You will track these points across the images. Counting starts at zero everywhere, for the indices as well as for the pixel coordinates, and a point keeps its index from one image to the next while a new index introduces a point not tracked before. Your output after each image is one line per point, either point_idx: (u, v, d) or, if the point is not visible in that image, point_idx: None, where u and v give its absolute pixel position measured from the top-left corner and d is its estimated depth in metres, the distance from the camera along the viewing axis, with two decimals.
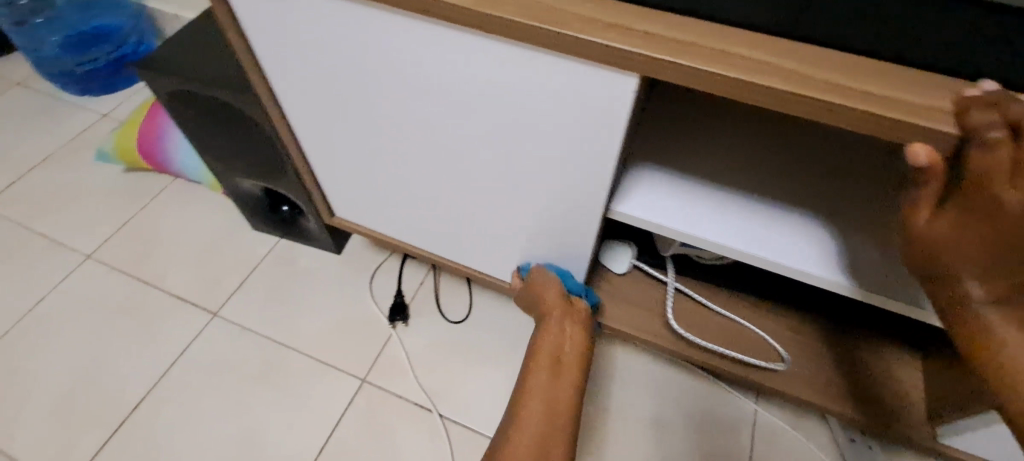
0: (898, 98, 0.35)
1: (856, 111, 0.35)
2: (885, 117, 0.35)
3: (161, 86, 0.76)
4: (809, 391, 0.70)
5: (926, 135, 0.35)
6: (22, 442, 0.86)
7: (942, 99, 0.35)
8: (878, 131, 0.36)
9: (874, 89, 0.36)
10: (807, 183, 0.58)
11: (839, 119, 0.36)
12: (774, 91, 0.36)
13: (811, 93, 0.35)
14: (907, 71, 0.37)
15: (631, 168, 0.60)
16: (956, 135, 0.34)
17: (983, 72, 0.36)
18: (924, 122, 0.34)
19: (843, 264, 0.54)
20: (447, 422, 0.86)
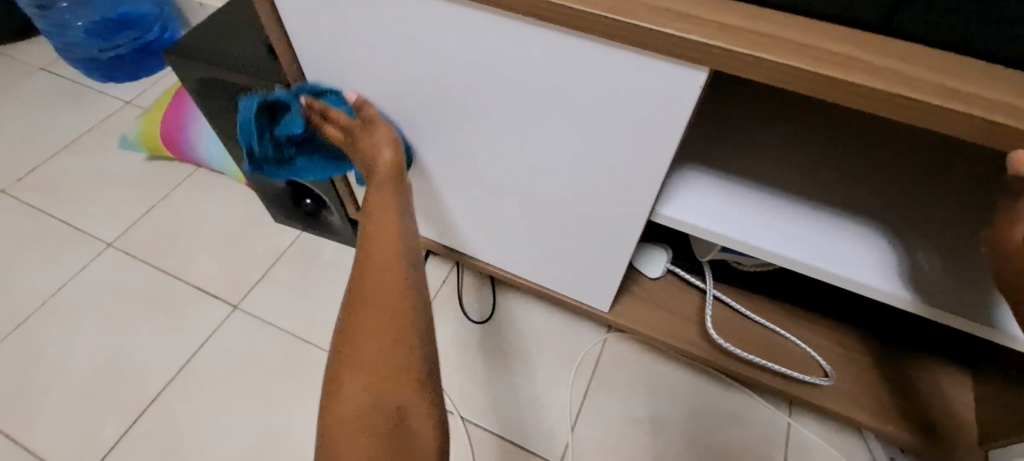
0: (1006, 101, 0.32)
1: (955, 113, 0.33)
2: (990, 121, 0.32)
3: (189, 73, 0.74)
4: (853, 407, 0.66)
5: None
6: (43, 430, 0.85)
7: None
8: (979, 136, 0.33)
9: (975, 89, 0.33)
10: (867, 188, 0.55)
11: (936, 121, 0.33)
12: (865, 89, 0.34)
13: (906, 92, 0.33)
14: (1011, 71, 0.34)
15: (677, 169, 0.57)
16: None
17: None
18: None
19: (908, 278, 0.50)
20: (468, 425, 0.84)
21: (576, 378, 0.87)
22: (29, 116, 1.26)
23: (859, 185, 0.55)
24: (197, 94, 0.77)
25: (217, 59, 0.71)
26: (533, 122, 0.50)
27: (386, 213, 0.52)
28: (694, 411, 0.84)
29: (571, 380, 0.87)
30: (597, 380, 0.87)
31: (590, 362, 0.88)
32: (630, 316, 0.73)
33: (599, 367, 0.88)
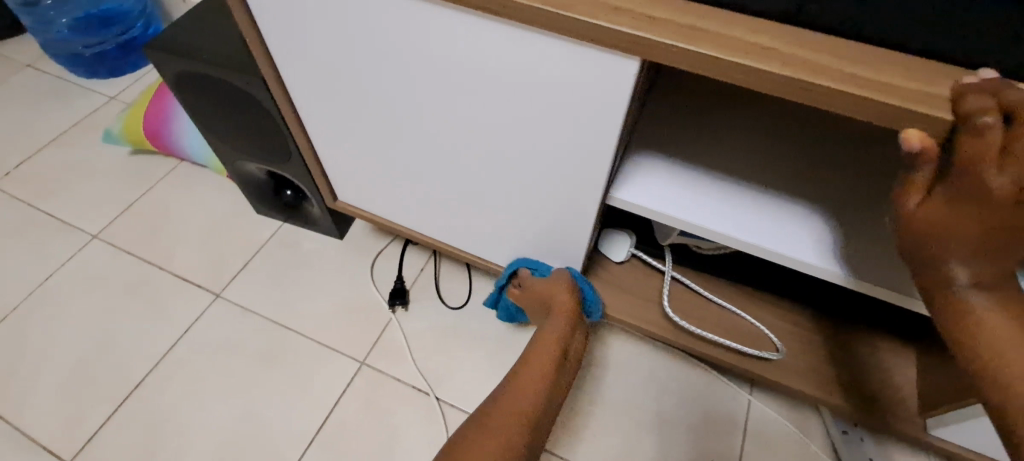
0: (899, 85, 0.35)
1: (855, 97, 0.36)
2: (885, 103, 0.35)
3: (169, 67, 0.77)
4: (802, 381, 0.70)
5: (926, 121, 0.34)
6: (29, 415, 0.87)
7: (942, 86, 0.35)
8: (878, 118, 0.36)
9: (871, 75, 0.36)
10: (807, 172, 0.59)
11: (841, 105, 0.36)
12: (770, 75, 0.37)
13: (810, 77, 0.36)
14: (908, 58, 0.37)
15: (631, 155, 0.61)
16: (950, 120, 0.34)
17: (982, 62, 0.36)
18: (922, 108, 0.34)
19: (840, 254, 0.54)
20: (444, 406, 0.87)
21: None
22: (13, 112, 1.27)
23: (799, 169, 0.59)
24: (177, 87, 0.80)
25: (196, 53, 0.74)
26: (490, 111, 0.54)
27: (547, 352, 0.66)
28: (661, 391, 0.87)
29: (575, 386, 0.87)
30: None
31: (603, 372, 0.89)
32: None
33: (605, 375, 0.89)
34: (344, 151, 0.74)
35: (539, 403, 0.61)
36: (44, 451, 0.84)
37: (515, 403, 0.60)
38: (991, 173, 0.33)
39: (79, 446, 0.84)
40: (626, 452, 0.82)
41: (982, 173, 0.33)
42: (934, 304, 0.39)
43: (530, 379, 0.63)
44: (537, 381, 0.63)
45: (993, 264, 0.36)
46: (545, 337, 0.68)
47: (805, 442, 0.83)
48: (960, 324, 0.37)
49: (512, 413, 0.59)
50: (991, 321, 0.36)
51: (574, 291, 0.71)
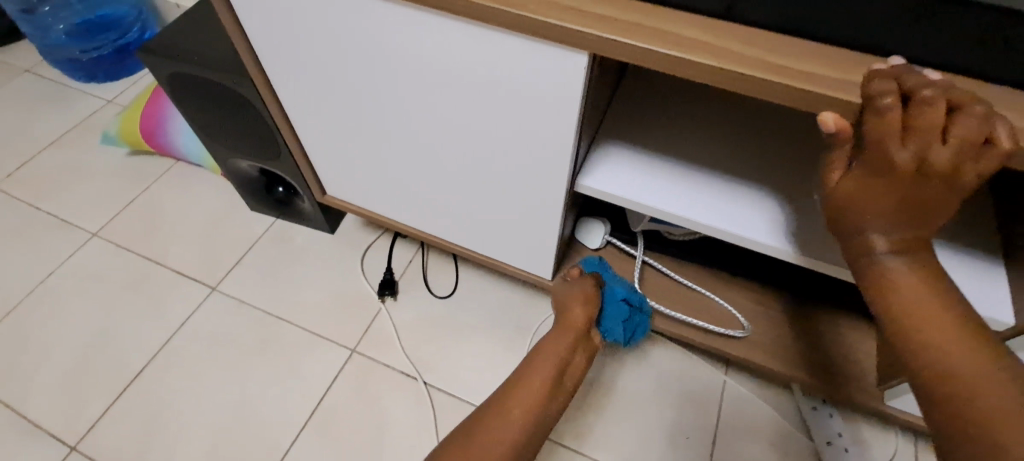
0: (816, 73, 0.39)
1: (776, 84, 0.39)
2: (802, 89, 0.39)
3: (162, 69, 0.80)
4: (767, 357, 0.74)
5: (838, 105, 0.39)
6: (34, 405, 0.91)
7: (855, 73, 0.39)
8: (798, 103, 0.40)
9: (791, 64, 0.40)
10: (760, 160, 0.63)
11: (766, 92, 0.40)
12: (701, 65, 0.41)
13: (737, 67, 0.40)
14: (827, 48, 0.41)
15: (597, 145, 0.65)
16: (858, 103, 0.38)
17: (892, 50, 0.40)
18: (834, 94, 0.38)
19: (789, 233, 0.58)
20: (432, 390, 0.91)
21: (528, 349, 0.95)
22: (13, 116, 1.31)
23: (752, 156, 0.64)
24: (170, 89, 0.84)
25: (187, 55, 0.77)
26: (460, 105, 0.58)
27: (547, 363, 0.61)
28: (640, 373, 0.91)
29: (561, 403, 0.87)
30: None
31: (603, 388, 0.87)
32: None
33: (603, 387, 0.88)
34: (329, 147, 0.78)
35: (529, 421, 0.56)
36: (49, 437, 0.88)
37: (502, 421, 0.55)
38: (895, 147, 0.37)
39: (83, 432, 0.88)
40: (616, 435, 0.86)
41: (889, 147, 0.37)
42: (858, 271, 0.42)
43: (523, 393, 0.58)
44: (531, 397, 0.58)
45: (907, 232, 0.40)
46: (547, 348, 0.63)
47: (776, 417, 0.87)
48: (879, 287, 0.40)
49: (498, 431, 0.54)
50: (905, 283, 0.39)
51: (591, 302, 0.68)
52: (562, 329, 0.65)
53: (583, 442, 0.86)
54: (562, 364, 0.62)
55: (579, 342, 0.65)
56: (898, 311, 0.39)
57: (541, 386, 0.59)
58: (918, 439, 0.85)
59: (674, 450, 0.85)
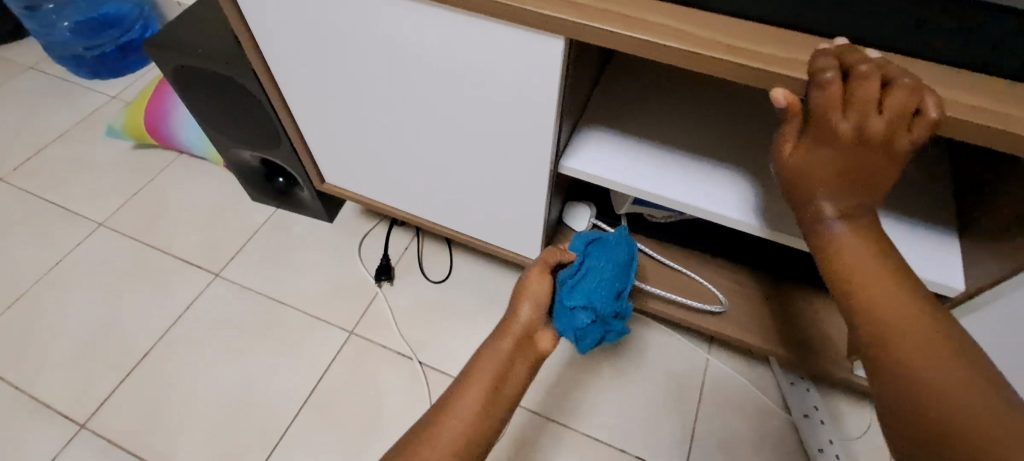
0: (768, 53, 0.44)
1: (733, 64, 0.43)
2: (755, 68, 0.43)
3: (167, 61, 0.84)
4: (745, 332, 0.78)
5: (788, 82, 0.43)
6: (44, 385, 0.94)
7: (802, 53, 0.44)
8: (753, 81, 0.44)
9: (745, 46, 0.44)
10: (730, 144, 0.68)
11: (724, 71, 0.44)
12: (666, 47, 0.45)
13: (697, 48, 0.44)
14: (777, 32, 0.45)
15: (580, 131, 0.70)
16: (804, 79, 0.42)
17: (837, 33, 0.44)
18: (783, 71, 0.42)
19: (755, 209, 0.63)
20: (427, 369, 0.95)
21: None
22: (18, 111, 1.35)
23: (723, 141, 0.69)
24: (175, 81, 0.87)
25: (191, 48, 0.81)
26: (450, 90, 0.62)
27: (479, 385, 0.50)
28: (627, 352, 0.95)
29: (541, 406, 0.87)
30: None
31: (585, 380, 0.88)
32: None
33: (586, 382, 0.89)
34: (328, 135, 0.82)
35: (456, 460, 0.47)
36: (59, 415, 0.91)
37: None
38: (838, 118, 0.41)
39: (92, 410, 0.92)
40: (603, 410, 0.90)
41: (833, 118, 0.41)
42: (809, 237, 0.46)
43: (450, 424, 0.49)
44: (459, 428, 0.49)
45: (852, 198, 0.44)
46: (482, 362, 0.52)
47: (757, 393, 0.91)
48: (827, 249, 0.44)
49: None
50: (847, 245, 0.43)
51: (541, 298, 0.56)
52: (503, 338, 0.54)
53: (571, 417, 0.90)
54: (499, 382, 0.51)
55: (523, 350, 0.53)
56: (841, 274, 0.43)
57: (470, 413, 0.49)
58: None
59: (658, 424, 0.89)
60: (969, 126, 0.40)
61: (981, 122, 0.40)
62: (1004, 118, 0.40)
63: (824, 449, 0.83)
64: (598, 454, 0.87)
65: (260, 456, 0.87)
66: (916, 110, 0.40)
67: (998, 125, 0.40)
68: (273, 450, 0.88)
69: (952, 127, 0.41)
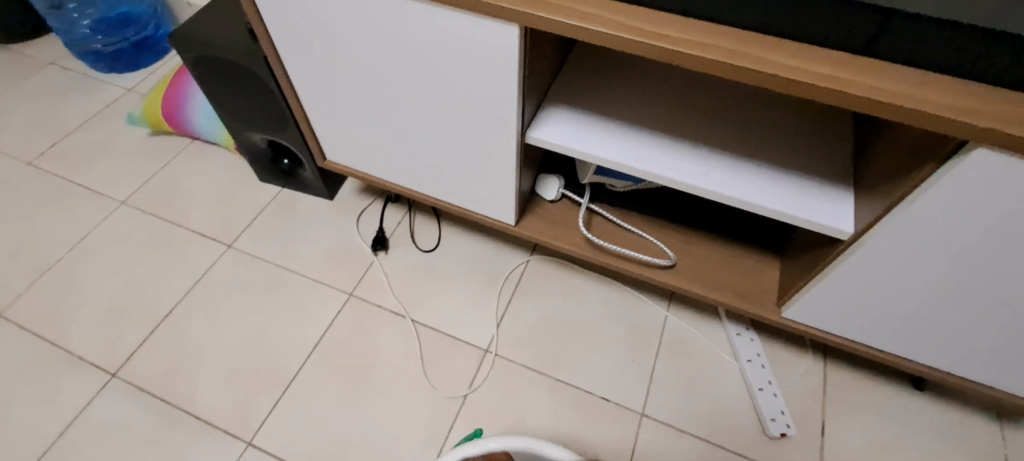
0: (673, 36, 0.57)
1: (645, 44, 0.57)
2: (661, 46, 0.57)
3: (188, 52, 0.96)
4: (694, 285, 0.90)
5: (686, 57, 0.56)
6: (77, 340, 1.06)
7: (699, 35, 0.57)
8: (662, 56, 0.58)
9: (655, 30, 0.58)
10: (673, 117, 0.81)
11: (639, 50, 0.58)
12: (595, 31, 0.58)
13: (619, 33, 0.58)
14: (683, 19, 0.58)
15: (545, 108, 0.82)
16: (697, 54, 0.56)
17: (726, 21, 0.57)
18: (682, 49, 0.56)
19: (689, 171, 0.75)
20: (418, 326, 1.06)
21: (500, 291, 1.10)
22: (41, 103, 1.46)
23: (666, 114, 0.81)
24: (195, 71, 0.99)
25: (209, 40, 0.93)
26: (434, 73, 0.74)
27: None
28: (596, 310, 1.07)
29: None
30: (520, 290, 1.10)
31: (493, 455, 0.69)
32: (533, 228, 0.96)
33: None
34: (329, 115, 0.94)
35: None
36: (92, 367, 1.03)
37: None
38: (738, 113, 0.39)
39: (121, 362, 1.03)
40: (574, 361, 1.02)
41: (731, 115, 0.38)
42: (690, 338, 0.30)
43: None
44: None
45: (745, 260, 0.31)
46: None
47: (708, 345, 1.03)
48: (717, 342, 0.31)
49: None
50: None
51: None
52: None
53: (545, 365, 1.01)
54: None
55: None
56: None
57: None
58: (826, 358, 1.01)
59: (622, 372, 1.00)
60: (815, 89, 0.54)
61: (824, 85, 0.53)
62: (843, 82, 0.53)
63: (763, 388, 0.97)
64: (567, 397, 0.98)
65: (272, 399, 0.98)
66: (771, 89, 0.56)
67: (838, 87, 0.53)
68: (282, 394, 0.99)
69: (805, 89, 0.54)
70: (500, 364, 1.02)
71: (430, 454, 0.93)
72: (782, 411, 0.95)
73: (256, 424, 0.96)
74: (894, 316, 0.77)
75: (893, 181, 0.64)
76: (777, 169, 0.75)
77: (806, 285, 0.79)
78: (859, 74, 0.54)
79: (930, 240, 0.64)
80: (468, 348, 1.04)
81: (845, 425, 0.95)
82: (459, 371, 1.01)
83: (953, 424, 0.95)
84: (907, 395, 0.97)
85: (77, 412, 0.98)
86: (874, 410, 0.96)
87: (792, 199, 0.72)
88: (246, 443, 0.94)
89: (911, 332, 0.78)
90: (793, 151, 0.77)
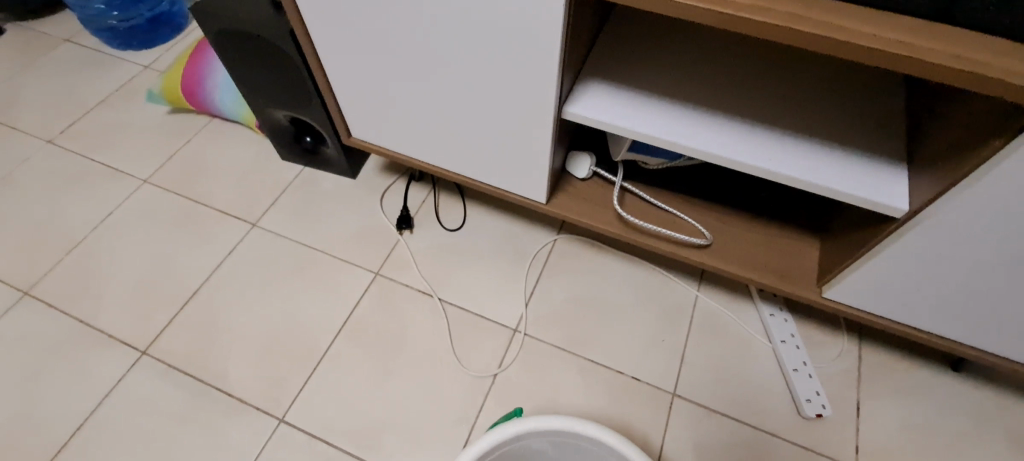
0: (733, 1, 0.54)
1: (704, 10, 0.54)
2: (721, 13, 0.54)
3: (211, 26, 0.93)
4: (731, 265, 0.88)
5: (747, 24, 0.54)
6: (107, 318, 1.06)
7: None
8: (721, 24, 0.55)
9: None
10: (714, 90, 0.78)
11: (698, 16, 0.55)
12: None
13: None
14: None
15: (582, 81, 0.80)
16: (759, 20, 0.53)
17: None
18: (744, 15, 0.53)
19: (733, 146, 0.73)
20: (445, 305, 1.05)
21: (527, 270, 1.09)
22: (59, 80, 1.45)
23: (707, 88, 0.78)
24: (217, 46, 0.97)
25: (232, 12, 0.91)
26: (470, 44, 0.72)
27: None
28: (626, 290, 1.06)
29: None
30: (548, 270, 1.09)
31: (533, 433, 0.67)
32: (564, 207, 0.94)
33: (538, 436, 0.69)
34: (357, 91, 0.92)
35: None
36: (123, 345, 1.03)
37: None
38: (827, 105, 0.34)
39: (151, 340, 1.04)
40: (604, 341, 1.01)
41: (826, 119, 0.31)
42: None
43: None
44: None
45: None
46: None
47: (740, 325, 1.02)
48: None
49: None
50: None
51: None
52: None
53: (575, 345, 1.01)
54: None
55: None
56: None
57: None
58: (861, 339, 1.00)
59: (653, 352, 0.99)
60: (890, 57, 0.51)
61: (896, 52, 0.50)
62: (919, 50, 0.50)
63: (797, 369, 0.96)
64: (598, 378, 0.97)
65: (302, 377, 0.98)
66: (838, 56, 0.53)
67: (911, 55, 0.50)
68: (313, 372, 0.99)
69: (875, 57, 0.51)
70: (530, 344, 1.01)
71: (462, 433, 0.93)
72: (817, 393, 0.94)
73: (289, 402, 0.96)
74: (945, 298, 0.74)
75: (956, 156, 0.60)
76: (826, 144, 0.72)
77: (851, 265, 0.77)
78: (933, 40, 0.51)
79: (992, 218, 0.61)
80: (497, 327, 1.03)
81: (880, 406, 0.94)
82: (489, 350, 1.00)
83: (992, 406, 0.93)
84: (945, 377, 0.96)
85: (110, 388, 0.99)
86: (910, 391, 0.95)
87: (841, 175, 0.69)
88: (279, 420, 0.95)
89: (960, 315, 0.76)
90: (841, 125, 0.74)
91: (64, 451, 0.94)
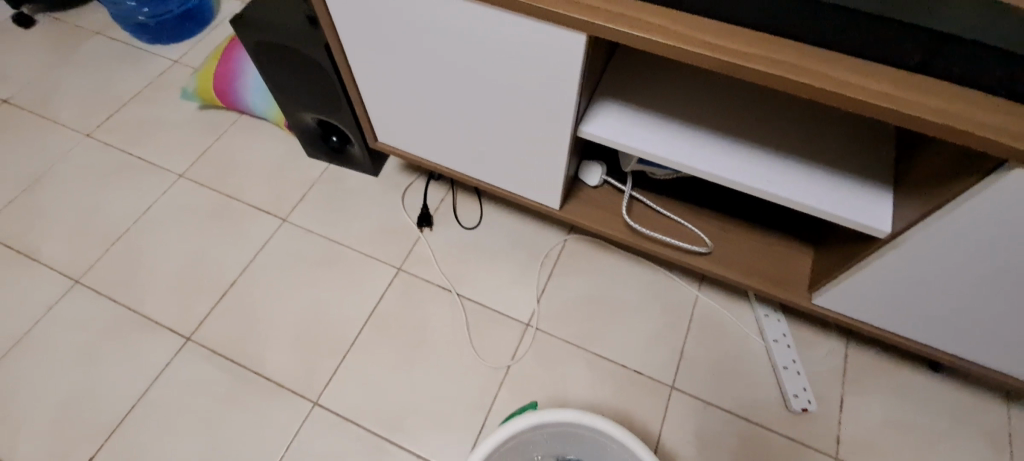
0: (734, 48, 0.60)
1: (708, 57, 0.60)
2: (723, 60, 0.60)
3: (249, 37, 1.00)
4: (728, 270, 0.95)
5: (746, 70, 0.60)
6: (152, 305, 1.15)
7: (759, 48, 0.60)
8: (723, 68, 0.61)
9: (720, 43, 0.61)
10: (719, 113, 0.84)
11: (703, 61, 0.61)
12: (660, 43, 0.62)
13: (684, 45, 0.61)
14: (745, 31, 0.61)
15: (596, 101, 0.86)
16: (756, 68, 0.59)
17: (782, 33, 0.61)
18: (745, 63, 0.59)
19: (734, 167, 0.79)
20: (463, 299, 1.14)
21: (540, 268, 1.17)
22: (93, 74, 1.51)
23: (712, 111, 0.84)
24: (254, 55, 1.03)
25: (270, 25, 0.97)
26: (494, 69, 0.78)
27: None
28: (631, 288, 1.14)
29: (482, 460, 0.73)
30: (558, 268, 1.16)
31: (547, 423, 0.76)
32: (576, 213, 1.01)
33: (551, 426, 0.78)
34: (386, 101, 0.98)
35: None
36: (167, 330, 1.13)
37: None
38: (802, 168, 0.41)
39: (194, 327, 1.13)
40: (609, 335, 1.09)
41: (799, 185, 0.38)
42: None
43: None
44: None
45: None
46: None
47: (737, 324, 1.10)
48: None
49: None
50: None
51: None
52: None
53: (583, 339, 1.09)
54: None
55: None
56: None
57: None
58: (849, 340, 1.08)
59: (655, 348, 1.07)
60: (872, 106, 0.57)
61: (877, 102, 0.57)
62: (901, 102, 0.57)
63: (787, 367, 1.04)
64: (603, 370, 1.06)
65: (332, 365, 1.07)
66: (826, 102, 0.59)
67: (890, 105, 0.57)
68: (342, 360, 1.08)
69: (858, 105, 0.58)
70: (541, 337, 1.09)
71: (478, 418, 1.02)
72: (804, 388, 1.02)
73: (321, 386, 1.05)
74: (926, 310, 0.81)
75: (936, 186, 0.67)
76: (819, 167, 0.79)
77: (839, 276, 0.84)
78: (910, 91, 0.57)
79: (963, 243, 0.68)
80: (511, 321, 1.11)
81: (862, 402, 1.02)
82: (504, 343, 1.09)
83: (964, 404, 1.01)
84: (924, 376, 1.04)
85: (158, 371, 1.08)
86: (890, 389, 1.03)
87: (831, 197, 0.76)
88: (313, 402, 1.04)
89: (938, 324, 0.83)
90: (834, 149, 0.80)
91: (120, 427, 1.04)
